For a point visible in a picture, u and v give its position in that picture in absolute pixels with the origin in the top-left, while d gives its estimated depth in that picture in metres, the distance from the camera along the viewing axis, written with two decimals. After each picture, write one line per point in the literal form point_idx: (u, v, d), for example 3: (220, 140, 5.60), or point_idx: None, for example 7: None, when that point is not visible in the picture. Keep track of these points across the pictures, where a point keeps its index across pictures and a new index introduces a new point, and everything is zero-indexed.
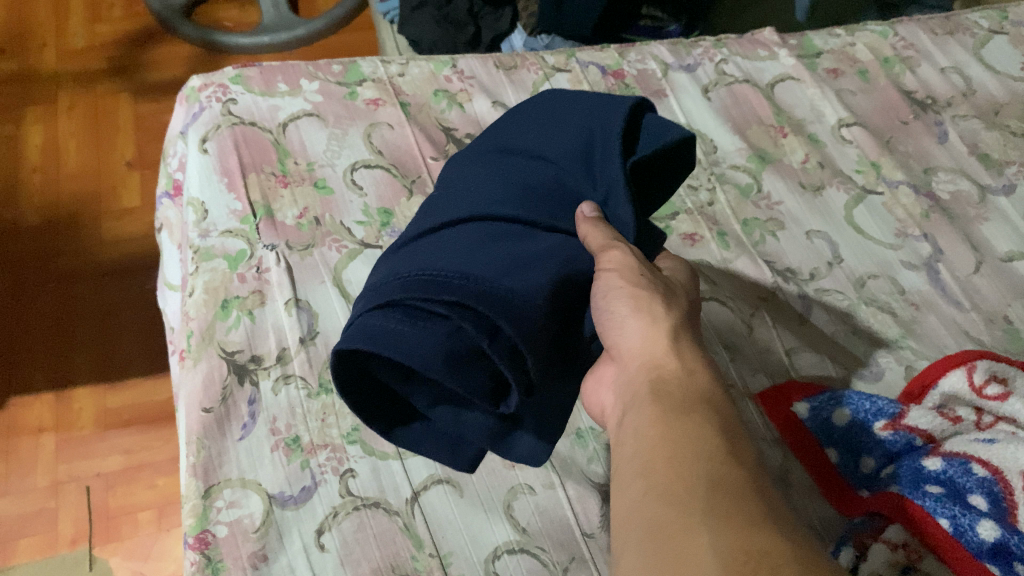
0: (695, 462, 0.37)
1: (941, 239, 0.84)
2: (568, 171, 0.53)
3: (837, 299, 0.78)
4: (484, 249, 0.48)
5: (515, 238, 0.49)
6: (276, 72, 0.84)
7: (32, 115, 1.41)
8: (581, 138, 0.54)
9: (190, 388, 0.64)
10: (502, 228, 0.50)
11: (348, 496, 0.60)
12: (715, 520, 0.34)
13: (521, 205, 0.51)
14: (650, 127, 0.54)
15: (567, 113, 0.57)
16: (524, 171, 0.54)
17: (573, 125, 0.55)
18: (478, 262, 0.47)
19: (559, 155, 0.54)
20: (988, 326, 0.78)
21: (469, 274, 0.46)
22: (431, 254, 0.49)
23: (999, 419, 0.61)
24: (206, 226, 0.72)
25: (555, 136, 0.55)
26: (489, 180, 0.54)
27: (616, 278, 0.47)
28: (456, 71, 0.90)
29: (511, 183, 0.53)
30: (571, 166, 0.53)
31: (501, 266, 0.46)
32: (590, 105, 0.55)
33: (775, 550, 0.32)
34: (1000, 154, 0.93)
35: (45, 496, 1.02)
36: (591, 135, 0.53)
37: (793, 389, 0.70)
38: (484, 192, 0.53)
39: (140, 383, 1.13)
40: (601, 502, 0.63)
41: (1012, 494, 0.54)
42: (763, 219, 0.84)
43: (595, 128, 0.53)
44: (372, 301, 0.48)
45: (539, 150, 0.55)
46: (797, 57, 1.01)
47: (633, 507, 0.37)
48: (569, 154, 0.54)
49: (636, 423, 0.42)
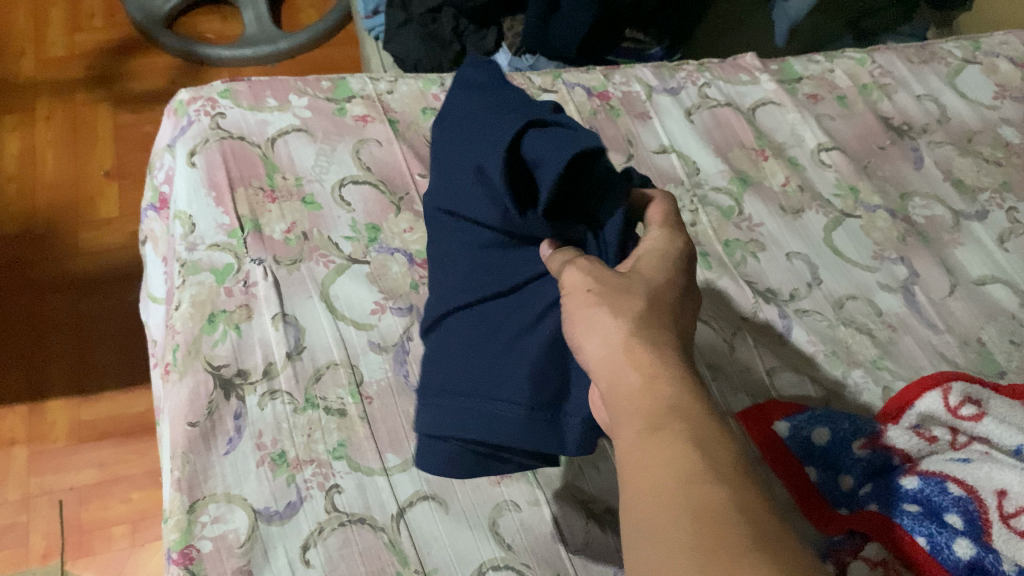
0: (675, 421, 0.41)
1: (916, 262, 0.86)
2: (510, 315, 0.54)
3: (816, 321, 0.80)
4: (468, 358, 0.54)
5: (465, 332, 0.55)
6: (265, 87, 0.84)
7: (9, 123, 1.40)
8: (437, 245, 0.59)
9: (175, 402, 0.64)
10: (480, 319, 0.55)
11: (335, 511, 0.60)
12: (681, 488, 0.37)
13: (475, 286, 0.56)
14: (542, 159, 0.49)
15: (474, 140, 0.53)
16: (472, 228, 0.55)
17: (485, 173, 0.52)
18: (469, 381, 0.53)
19: (481, 344, 0.54)
20: (962, 349, 0.80)
21: (460, 399, 0.53)
22: (435, 368, 0.56)
23: (973, 439, 0.63)
24: (193, 239, 0.73)
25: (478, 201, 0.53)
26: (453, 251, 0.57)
27: (616, 284, 0.49)
28: (443, 90, 0.90)
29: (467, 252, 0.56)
30: (460, 287, 0.56)
31: (484, 385, 0.52)
32: (439, 131, 0.58)
33: (731, 517, 0.35)
34: (973, 180, 0.96)
35: (17, 509, 1.00)
36: (439, 160, 0.57)
37: (775, 408, 0.72)
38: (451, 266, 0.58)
39: (116, 395, 1.12)
40: (587, 520, 0.64)
41: (987, 512, 0.55)
42: (744, 240, 0.85)
43: (443, 171, 0.56)
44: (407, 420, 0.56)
45: (501, 389, 0.52)
46: (778, 81, 1.02)
47: (629, 453, 0.41)
48: (484, 316, 0.55)
49: (615, 388, 0.44)
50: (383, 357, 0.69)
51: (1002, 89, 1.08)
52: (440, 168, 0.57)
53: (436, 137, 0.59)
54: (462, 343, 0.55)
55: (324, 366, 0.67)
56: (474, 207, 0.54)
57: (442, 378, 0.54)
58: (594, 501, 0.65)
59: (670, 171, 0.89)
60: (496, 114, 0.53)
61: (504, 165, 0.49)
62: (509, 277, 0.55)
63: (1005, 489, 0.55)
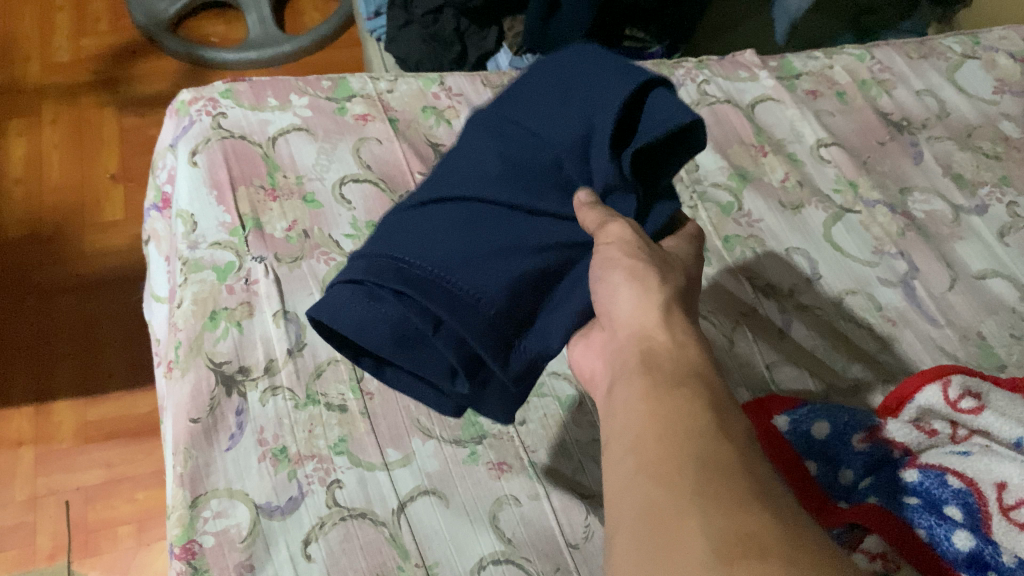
0: (690, 382, 0.41)
1: (916, 257, 0.86)
2: (509, 222, 0.54)
3: (816, 315, 0.80)
4: (445, 237, 0.54)
5: (454, 212, 0.55)
6: (266, 87, 0.85)
7: (15, 128, 1.41)
8: (477, 136, 0.59)
9: (177, 399, 0.65)
10: (478, 208, 0.55)
11: (336, 506, 0.60)
12: (687, 438, 0.37)
13: (489, 183, 0.55)
14: (652, 117, 0.51)
15: (582, 74, 0.56)
16: (523, 139, 0.56)
17: (589, 99, 0.54)
18: (436, 254, 0.53)
19: (472, 236, 0.53)
20: (962, 342, 0.80)
21: (422, 269, 0.53)
22: (407, 231, 0.56)
23: (973, 432, 0.63)
24: (195, 238, 0.73)
25: (554, 121, 0.55)
26: (484, 146, 0.57)
27: (615, 254, 0.49)
28: (443, 88, 0.91)
29: (498, 155, 0.56)
30: (475, 176, 0.55)
31: (454, 262, 0.52)
32: (545, 65, 0.59)
33: (733, 469, 0.35)
34: (973, 174, 0.96)
35: (24, 509, 1.01)
36: (533, 80, 0.59)
37: (774, 402, 0.71)
38: (468, 158, 0.58)
39: (121, 396, 1.12)
40: (586, 514, 0.64)
41: (987, 505, 0.56)
42: (744, 235, 0.85)
43: (538, 87, 0.58)
44: (345, 272, 0.56)
45: (468, 285, 0.52)
46: (777, 78, 1.02)
47: (637, 403, 0.41)
48: (487, 213, 0.54)
49: (643, 343, 0.45)
50: None
51: (1002, 84, 1.08)
52: (534, 90, 0.58)
53: (542, 64, 0.59)
54: (456, 227, 0.54)
55: (325, 362, 0.68)
56: (549, 126, 0.55)
57: (408, 247, 0.54)
58: (593, 495, 0.65)
59: None
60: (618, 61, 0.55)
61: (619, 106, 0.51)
62: (531, 196, 0.54)
63: (1005, 481, 0.56)
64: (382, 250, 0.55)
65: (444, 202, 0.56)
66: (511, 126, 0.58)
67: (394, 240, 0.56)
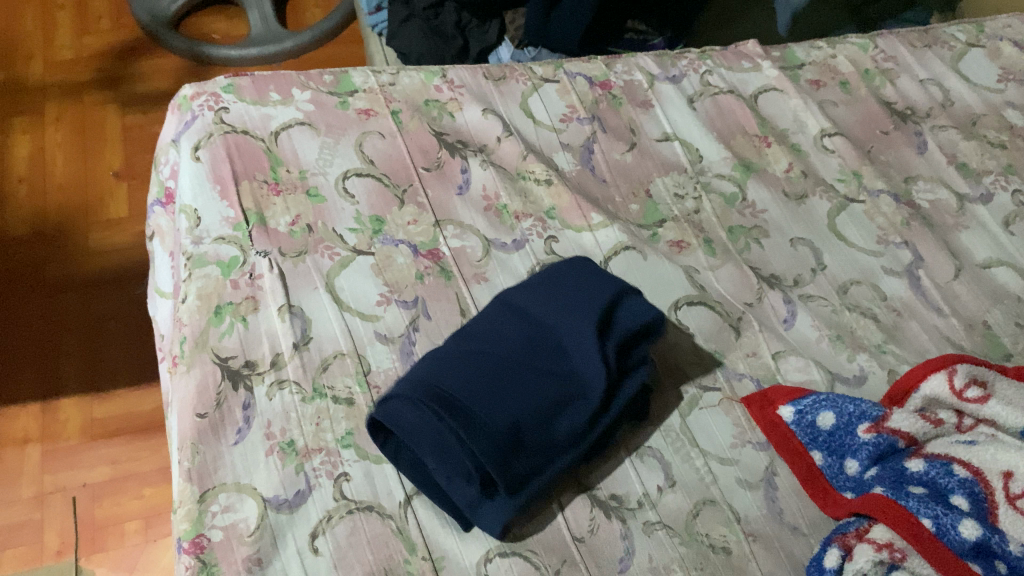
0: None
1: (921, 247, 0.86)
2: (538, 360, 0.62)
3: (821, 306, 0.80)
4: (477, 362, 0.61)
5: (488, 339, 0.63)
6: (268, 81, 0.85)
7: (18, 126, 1.41)
8: (507, 311, 0.66)
9: (183, 394, 0.65)
10: (502, 338, 0.64)
11: (342, 499, 0.60)
12: None
13: (513, 322, 0.65)
14: (627, 317, 0.66)
15: (581, 283, 0.68)
16: (539, 302, 0.67)
17: (586, 292, 0.66)
18: (468, 378, 0.59)
19: (503, 361, 0.61)
20: (968, 332, 0.80)
21: (457, 392, 0.58)
22: (445, 363, 0.61)
23: (979, 421, 0.65)
24: (199, 233, 0.73)
25: (564, 299, 0.66)
26: (513, 303, 0.67)
27: None
28: (445, 81, 0.91)
29: (519, 312, 0.66)
30: (501, 315, 0.66)
31: (483, 388, 0.59)
32: (576, 273, 0.69)
33: None
34: (978, 163, 0.95)
35: (31, 506, 1.01)
36: (559, 277, 0.69)
37: (778, 393, 0.71)
38: (501, 304, 0.68)
39: (127, 393, 1.13)
40: (591, 506, 0.63)
41: (993, 494, 0.58)
42: (748, 227, 0.85)
43: (560, 287, 0.68)
44: (390, 390, 0.61)
45: (498, 410, 0.58)
46: (780, 68, 1.02)
47: None
48: (515, 342, 0.63)
49: None
50: (389, 347, 0.70)
51: (1006, 73, 1.07)
52: (560, 283, 0.68)
53: (583, 276, 0.68)
54: (489, 358, 0.61)
55: (331, 356, 0.68)
56: (561, 297, 0.67)
57: (445, 372, 0.60)
58: (599, 487, 0.64)
59: (673, 159, 0.90)
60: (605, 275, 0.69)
61: (606, 301, 0.65)
62: (546, 351, 0.63)
63: (1010, 471, 0.59)
64: (424, 375, 0.60)
65: (477, 333, 0.64)
66: (531, 293, 0.68)
67: (433, 369, 0.60)
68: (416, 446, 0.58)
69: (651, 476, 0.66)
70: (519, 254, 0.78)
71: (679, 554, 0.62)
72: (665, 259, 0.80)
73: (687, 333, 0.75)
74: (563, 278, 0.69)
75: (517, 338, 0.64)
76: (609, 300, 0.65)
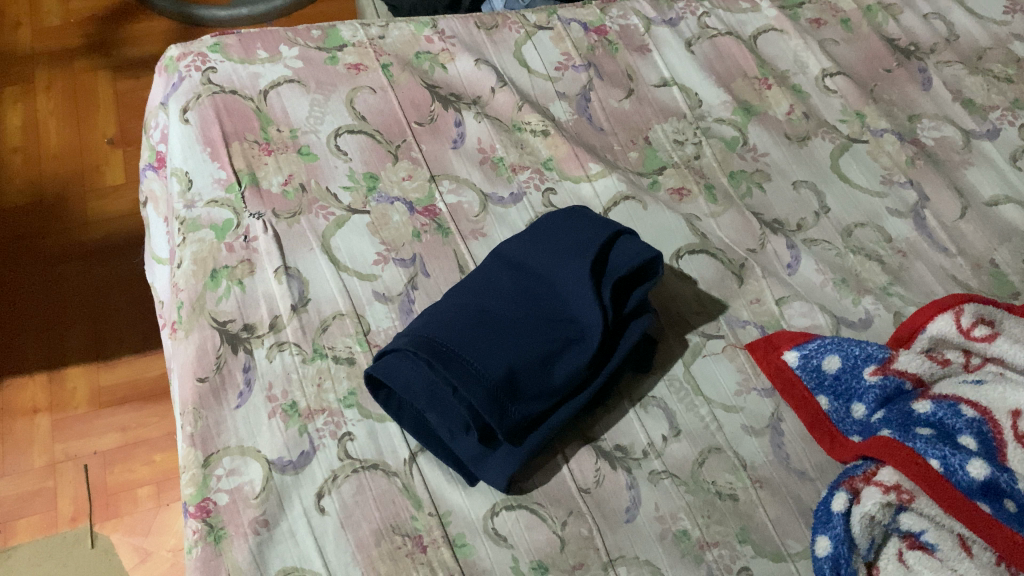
0: None
1: (927, 186, 0.84)
2: (532, 310, 0.62)
3: (825, 250, 0.79)
4: (470, 312, 0.60)
5: (480, 291, 0.63)
6: (255, 39, 0.83)
7: (11, 95, 1.39)
8: (502, 264, 0.66)
9: (182, 360, 0.64)
10: (497, 289, 0.63)
11: (347, 459, 0.60)
12: None
13: (507, 274, 0.65)
14: (620, 258, 0.65)
15: (575, 229, 0.67)
16: (531, 252, 0.66)
17: (578, 238, 0.66)
18: (460, 328, 0.59)
19: (497, 313, 0.61)
20: (974, 271, 0.78)
21: (449, 341, 0.58)
22: (439, 315, 0.60)
23: (986, 360, 0.64)
24: (192, 197, 0.72)
25: (557, 248, 0.66)
26: (507, 255, 0.67)
27: None
28: (437, 31, 0.88)
29: (513, 264, 0.66)
30: (495, 268, 0.65)
31: (475, 336, 0.58)
32: (570, 221, 0.68)
33: None
34: (984, 99, 0.93)
35: (43, 475, 1.02)
36: (550, 226, 0.68)
37: (783, 337, 0.70)
38: (494, 257, 0.67)
39: (132, 360, 1.13)
40: (597, 458, 0.63)
41: (1001, 433, 0.58)
42: (749, 171, 0.84)
43: (552, 235, 0.67)
44: (387, 346, 0.60)
45: (491, 357, 0.57)
46: (780, 8, 0.99)
47: None
48: (510, 294, 0.63)
49: None
50: (389, 306, 0.69)
51: (1013, 4, 1.04)
52: (552, 232, 0.67)
53: (577, 225, 0.67)
54: (483, 309, 0.61)
55: (330, 317, 0.67)
56: (553, 245, 0.66)
57: (440, 323, 0.59)
58: (603, 438, 0.64)
59: (671, 105, 0.88)
60: (596, 218, 0.68)
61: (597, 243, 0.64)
62: (540, 301, 0.63)
63: (1019, 409, 0.59)
64: (418, 327, 0.60)
65: (472, 286, 0.64)
66: (524, 244, 0.67)
67: (426, 321, 0.60)
68: (415, 399, 0.58)
69: (656, 426, 0.65)
70: (517, 208, 0.77)
71: (685, 503, 0.62)
72: (665, 208, 0.79)
73: (689, 282, 0.74)
74: (556, 225, 0.68)
75: (510, 288, 0.63)
76: (601, 241, 0.64)
